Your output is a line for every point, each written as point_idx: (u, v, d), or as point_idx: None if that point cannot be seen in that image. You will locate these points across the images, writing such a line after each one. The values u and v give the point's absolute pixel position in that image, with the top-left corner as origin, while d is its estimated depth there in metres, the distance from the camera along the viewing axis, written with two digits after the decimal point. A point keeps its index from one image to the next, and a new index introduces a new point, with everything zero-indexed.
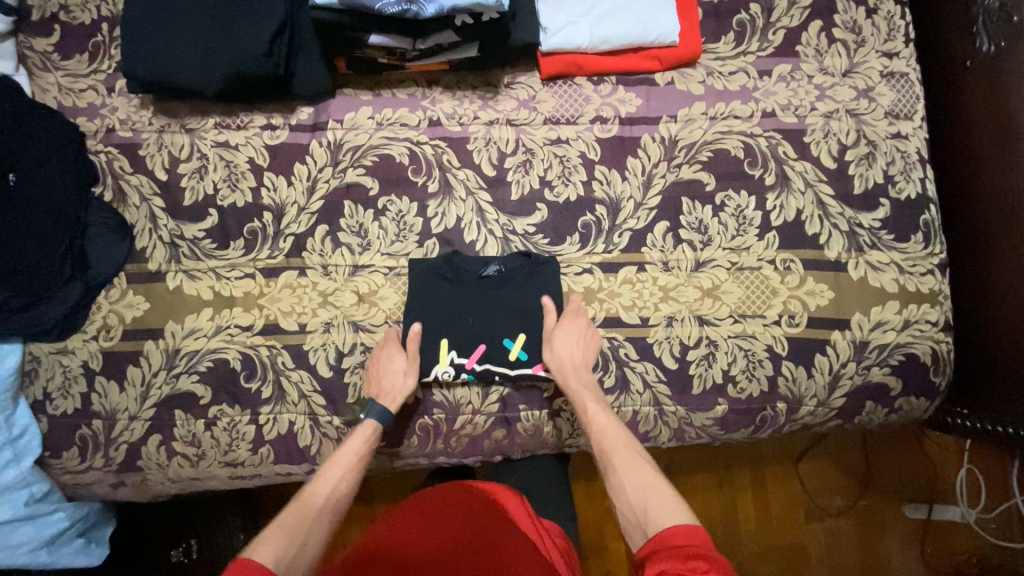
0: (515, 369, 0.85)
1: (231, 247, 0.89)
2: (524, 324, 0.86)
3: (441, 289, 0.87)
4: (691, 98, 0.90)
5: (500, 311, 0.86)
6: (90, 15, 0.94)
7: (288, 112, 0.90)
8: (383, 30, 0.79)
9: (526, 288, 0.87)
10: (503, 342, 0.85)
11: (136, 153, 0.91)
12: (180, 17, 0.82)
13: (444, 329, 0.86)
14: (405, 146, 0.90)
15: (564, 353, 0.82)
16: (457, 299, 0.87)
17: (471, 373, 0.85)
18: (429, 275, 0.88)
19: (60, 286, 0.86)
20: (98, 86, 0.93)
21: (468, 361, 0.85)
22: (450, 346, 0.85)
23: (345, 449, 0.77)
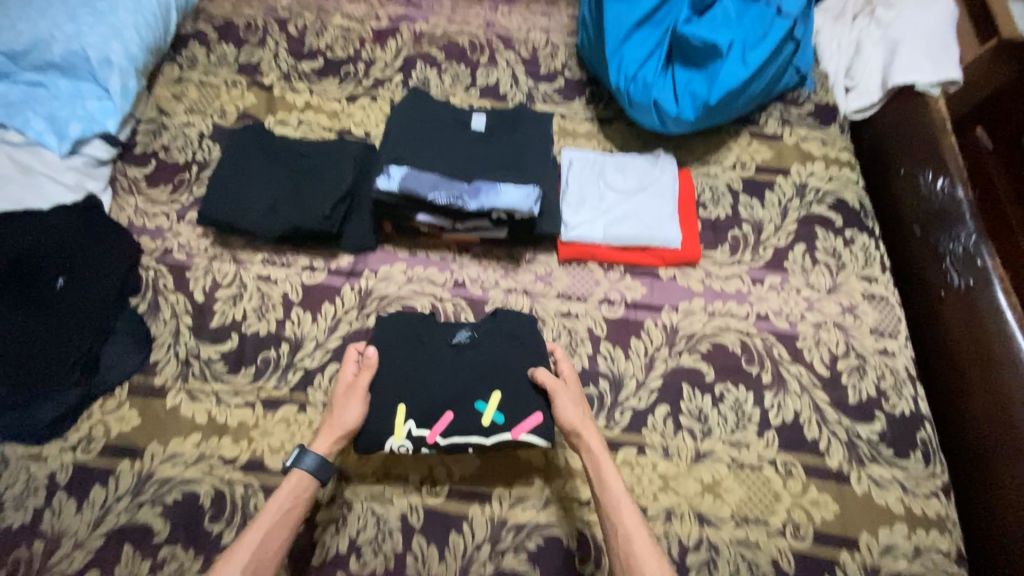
0: (490, 437, 0.80)
1: (242, 373, 0.91)
2: (500, 381, 0.83)
3: (415, 351, 0.85)
4: (691, 293, 1.00)
5: (474, 370, 0.84)
6: (186, 156, 1.09)
7: (330, 257, 1.00)
8: (431, 212, 0.93)
9: (498, 346, 0.86)
10: (475, 407, 0.81)
11: (183, 274, 0.99)
12: (262, 175, 0.98)
13: (405, 394, 0.81)
14: (429, 301, 0.98)
15: (573, 418, 0.79)
16: (421, 365, 0.84)
17: (434, 446, 0.80)
18: (405, 336, 0.87)
19: (61, 390, 0.86)
20: (170, 213, 1.04)
21: (429, 434, 0.80)
22: (409, 413, 0.80)
23: (266, 511, 0.72)
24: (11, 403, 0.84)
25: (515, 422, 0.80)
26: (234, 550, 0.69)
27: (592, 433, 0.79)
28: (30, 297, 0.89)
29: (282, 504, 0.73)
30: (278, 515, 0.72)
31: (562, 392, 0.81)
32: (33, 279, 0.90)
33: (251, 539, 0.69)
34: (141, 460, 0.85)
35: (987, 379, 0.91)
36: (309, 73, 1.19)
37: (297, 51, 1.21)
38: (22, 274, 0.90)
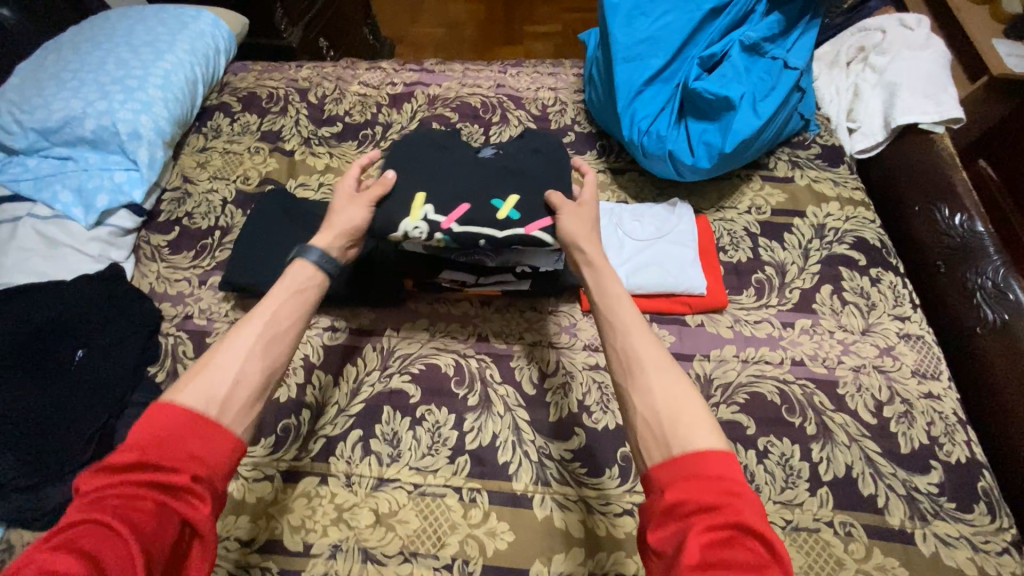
0: (503, 230, 0.80)
1: (261, 443, 0.88)
2: (518, 186, 0.83)
3: (430, 151, 0.90)
4: (721, 341, 0.98)
5: (493, 173, 0.86)
6: (208, 222, 1.10)
7: (352, 318, 1.00)
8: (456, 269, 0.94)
9: (519, 154, 0.90)
10: (492, 202, 0.82)
11: (203, 340, 0.97)
12: (285, 238, 0.99)
13: (423, 185, 0.83)
14: (452, 358, 0.96)
15: (576, 232, 0.77)
16: (441, 155, 0.89)
17: (448, 234, 0.80)
18: (417, 141, 0.92)
19: (72, 469, 0.82)
20: (192, 278, 1.04)
21: (445, 220, 0.80)
22: (428, 200, 0.82)
23: (273, 295, 0.69)
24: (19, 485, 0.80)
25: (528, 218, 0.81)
26: (224, 343, 0.64)
27: (596, 242, 0.76)
28: (48, 370, 0.88)
29: (281, 301, 0.69)
30: (278, 309, 0.68)
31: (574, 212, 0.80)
32: (53, 352, 0.89)
33: (244, 335, 0.64)
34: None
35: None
36: (329, 137, 1.24)
37: (317, 118, 1.26)
38: (41, 347, 0.89)
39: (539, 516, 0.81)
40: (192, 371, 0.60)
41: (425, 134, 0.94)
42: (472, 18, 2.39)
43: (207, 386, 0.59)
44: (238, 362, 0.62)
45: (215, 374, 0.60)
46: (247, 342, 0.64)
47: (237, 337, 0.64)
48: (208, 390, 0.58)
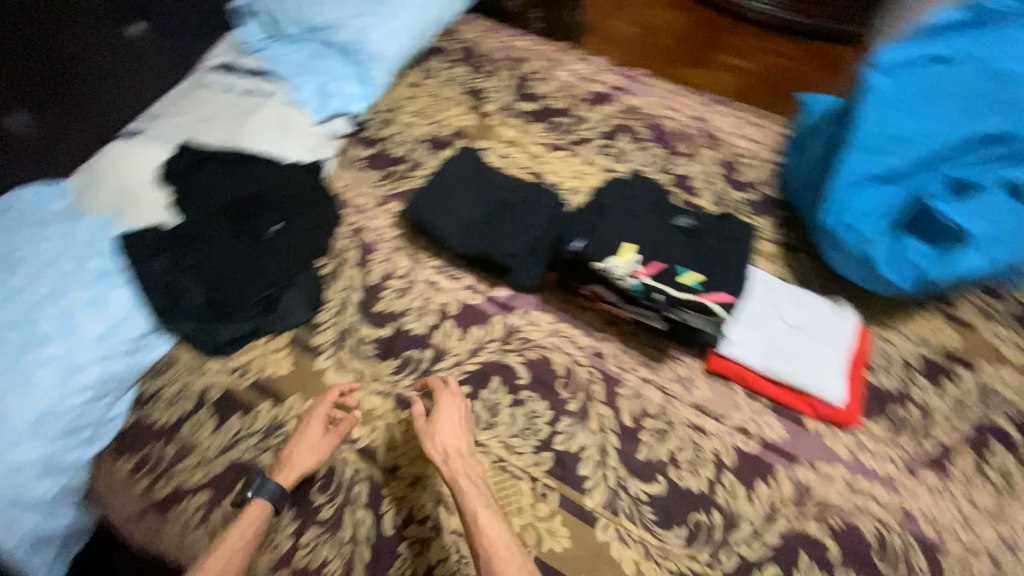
0: (680, 294, 0.89)
1: (387, 362, 0.97)
2: (706, 268, 0.91)
3: (640, 204, 0.99)
4: (835, 458, 0.93)
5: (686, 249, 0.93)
6: (401, 152, 1.22)
7: (490, 286, 1.05)
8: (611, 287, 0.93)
9: (716, 237, 0.96)
10: (678, 269, 0.90)
11: (368, 255, 1.08)
12: (465, 194, 1.06)
13: (630, 235, 0.92)
14: (566, 359, 0.98)
15: (447, 439, 0.84)
16: (647, 214, 0.97)
17: (636, 283, 0.89)
18: (635, 192, 1.01)
19: (240, 319, 0.96)
20: (374, 197, 1.16)
21: (639, 270, 0.89)
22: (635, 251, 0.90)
23: (211, 566, 0.72)
24: (203, 314, 0.94)
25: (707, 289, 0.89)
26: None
27: (463, 456, 0.82)
28: (248, 228, 1.01)
29: (231, 548, 0.75)
30: (224, 551, 0.74)
31: (439, 420, 0.86)
32: (257, 216, 1.02)
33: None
34: (279, 407, 0.92)
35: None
36: (524, 113, 1.31)
37: (519, 92, 1.35)
38: (250, 208, 1.02)
39: (598, 539, 0.85)
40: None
41: (642, 188, 1.02)
42: (666, 30, 2.34)
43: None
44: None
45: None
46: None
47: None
48: None
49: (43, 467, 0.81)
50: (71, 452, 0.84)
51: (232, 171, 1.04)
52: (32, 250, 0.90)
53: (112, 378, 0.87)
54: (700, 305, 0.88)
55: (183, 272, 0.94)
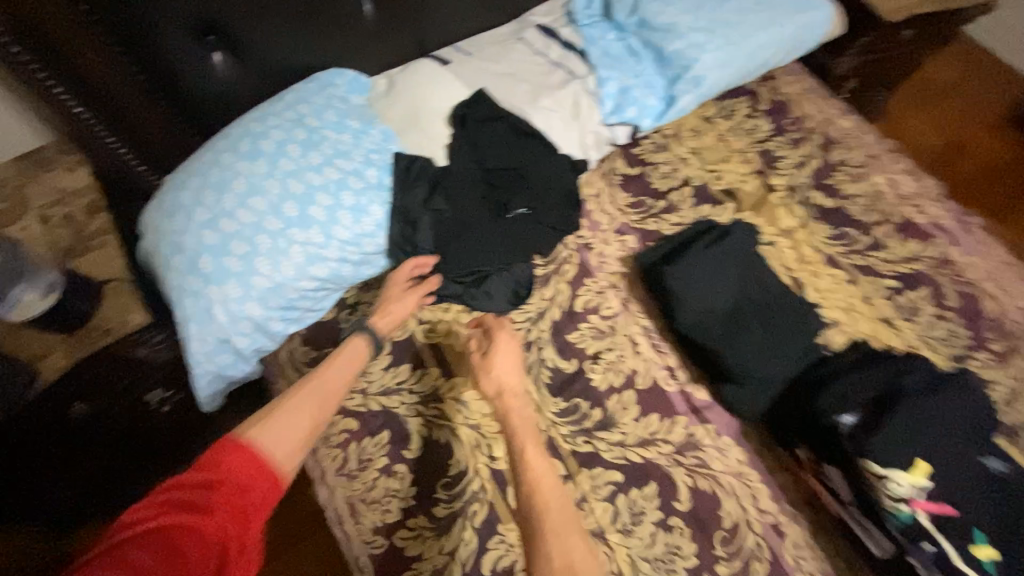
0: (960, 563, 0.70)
1: (554, 398, 0.88)
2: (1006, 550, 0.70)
3: (957, 417, 0.76)
4: None
5: (985, 506, 0.72)
6: (662, 187, 1.10)
7: (691, 380, 0.91)
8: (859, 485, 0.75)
9: None
10: (971, 530, 0.71)
11: (583, 276, 0.99)
12: (721, 273, 0.91)
13: (931, 454, 0.73)
14: (739, 515, 0.81)
15: (503, 375, 0.84)
16: (961, 435, 0.75)
17: (908, 513, 0.72)
18: (953, 394, 0.77)
19: (450, 280, 0.93)
20: (615, 220, 1.06)
21: (920, 500, 0.72)
22: (929, 476, 0.72)
23: (324, 380, 0.74)
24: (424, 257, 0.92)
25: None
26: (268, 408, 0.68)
27: (513, 396, 0.83)
28: (503, 200, 0.96)
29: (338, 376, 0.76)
30: (333, 376, 0.76)
31: (496, 359, 0.84)
32: (515, 192, 0.97)
33: (306, 397, 0.71)
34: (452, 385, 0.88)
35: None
36: (813, 206, 1.10)
37: (819, 179, 1.13)
38: (513, 180, 0.97)
39: None
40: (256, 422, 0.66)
41: (967, 394, 0.78)
42: (977, 157, 1.97)
43: (279, 442, 0.64)
44: (313, 415, 0.70)
45: (280, 436, 0.65)
46: (312, 401, 0.71)
47: (299, 400, 0.70)
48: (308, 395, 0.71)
49: (252, 327, 0.83)
50: (277, 322, 0.86)
51: (514, 140, 1.00)
52: (329, 126, 0.91)
53: (337, 278, 0.88)
54: None
55: (428, 211, 0.92)
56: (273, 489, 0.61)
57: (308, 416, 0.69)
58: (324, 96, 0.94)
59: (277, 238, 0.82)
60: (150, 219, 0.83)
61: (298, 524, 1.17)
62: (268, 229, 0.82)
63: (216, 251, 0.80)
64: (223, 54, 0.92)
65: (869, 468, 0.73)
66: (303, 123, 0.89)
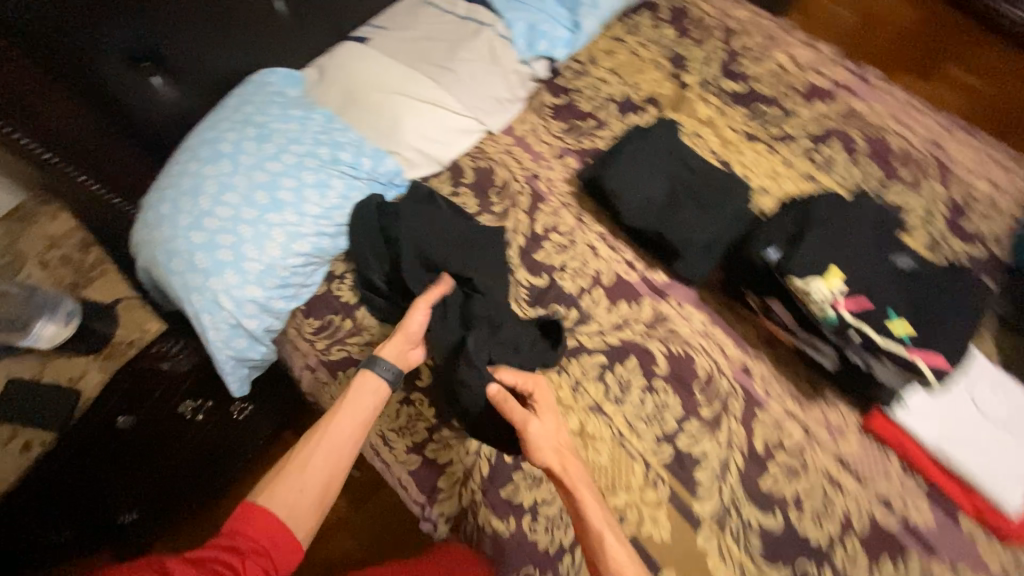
0: (882, 340, 0.84)
1: (534, 309, 1.01)
2: (918, 324, 0.86)
3: (860, 229, 0.91)
4: (985, 569, 0.81)
5: (897, 296, 0.87)
6: (590, 107, 1.19)
7: (650, 268, 1.03)
8: (793, 308, 0.88)
9: (935, 293, 0.88)
10: (886, 313, 0.86)
11: (537, 202, 1.10)
12: (652, 168, 1.02)
13: (840, 262, 0.88)
14: (710, 365, 0.95)
15: (552, 440, 0.80)
16: (864, 245, 0.90)
17: (834, 315, 0.84)
18: (854, 212, 0.93)
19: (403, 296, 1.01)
20: (554, 146, 1.15)
21: (842, 301, 0.85)
22: (841, 278, 0.87)
23: (337, 433, 0.78)
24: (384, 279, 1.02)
25: (917, 345, 0.84)
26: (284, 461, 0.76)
27: (570, 458, 0.79)
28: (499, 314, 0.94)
29: (351, 418, 0.80)
30: (346, 426, 0.79)
31: (544, 417, 0.83)
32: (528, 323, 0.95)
33: (321, 454, 0.76)
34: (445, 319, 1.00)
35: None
36: (730, 94, 1.19)
37: (729, 67, 1.22)
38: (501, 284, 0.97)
39: (697, 542, 0.83)
40: (268, 482, 0.74)
41: (865, 212, 0.94)
42: (894, 22, 2.07)
43: (284, 501, 0.72)
44: (311, 464, 0.75)
45: (286, 491, 0.72)
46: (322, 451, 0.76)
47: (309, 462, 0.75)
48: (316, 459, 0.75)
49: (257, 309, 0.95)
50: (277, 301, 0.97)
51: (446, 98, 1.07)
52: (275, 118, 1.00)
53: (318, 251, 0.99)
54: (908, 358, 0.83)
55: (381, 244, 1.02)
56: (278, 558, 0.69)
57: (310, 466, 0.75)
58: (264, 94, 1.02)
59: (256, 225, 0.93)
60: (138, 236, 0.93)
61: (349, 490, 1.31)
62: (247, 218, 0.93)
63: (206, 249, 0.90)
64: (159, 77, 1.00)
65: (789, 282, 0.86)
66: (250, 121, 0.98)
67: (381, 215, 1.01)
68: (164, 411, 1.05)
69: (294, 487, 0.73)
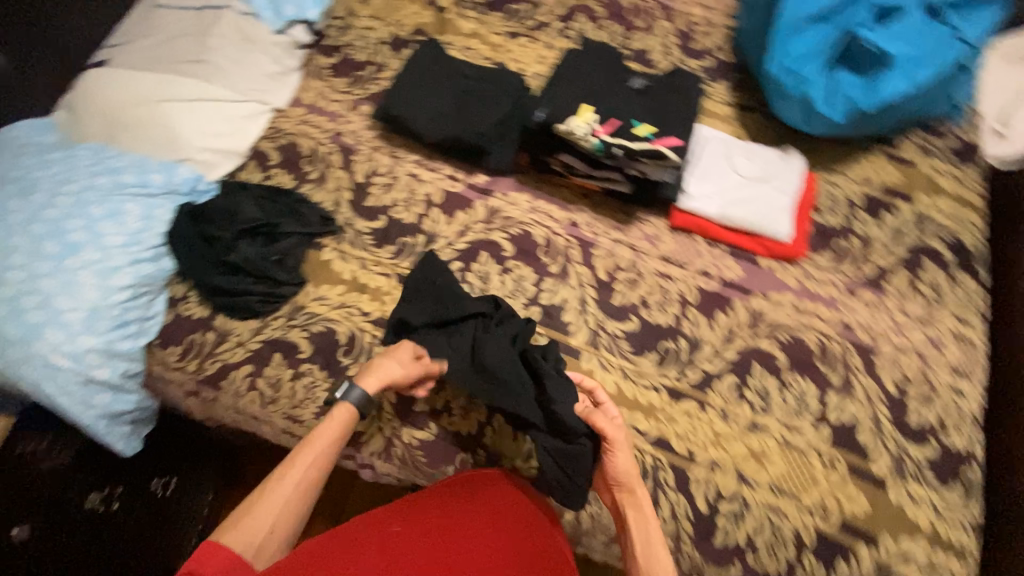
0: (635, 144, 1.00)
1: (383, 248, 1.07)
2: (661, 124, 1.05)
3: (596, 71, 1.11)
4: (785, 287, 1.05)
5: (645, 111, 1.06)
6: (366, 57, 1.25)
7: (469, 173, 1.13)
8: (574, 153, 1.03)
9: (667, 96, 1.09)
10: (632, 123, 1.03)
11: (349, 156, 1.15)
12: (431, 86, 1.11)
13: (587, 100, 1.07)
14: (545, 232, 1.10)
15: (625, 468, 0.85)
16: (604, 82, 1.08)
17: (598, 142, 1.00)
18: (588, 59, 1.11)
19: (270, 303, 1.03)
20: (346, 102, 1.20)
21: (600, 130, 1.02)
22: (592, 111, 1.04)
23: (304, 460, 0.79)
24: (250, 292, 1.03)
25: (659, 136, 1.02)
26: (249, 500, 0.75)
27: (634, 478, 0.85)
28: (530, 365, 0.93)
29: (322, 446, 0.81)
30: (315, 453, 0.80)
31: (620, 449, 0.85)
32: (515, 324, 0.96)
33: (286, 479, 0.77)
34: (305, 292, 1.04)
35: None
36: (482, 5, 1.30)
37: None
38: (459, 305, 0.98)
39: (583, 367, 0.99)
40: (233, 519, 0.73)
41: (597, 57, 1.12)
42: None
43: (245, 536, 0.72)
44: (281, 500, 0.75)
45: (250, 529, 0.72)
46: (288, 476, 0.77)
47: (274, 495, 0.75)
48: (283, 493, 0.76)
49: (102, 357, 0.94)
50: (121, 342, 0.96)
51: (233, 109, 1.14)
52: (38, 170, 0.99)
53: (144, 278, 0.98)
54: (656, 150, 1.00)
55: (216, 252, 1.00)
56: None
57: (281, 502, 0.75)
58: (17, 153, 1.02)
59: (60, 275, 0.93)
60: None
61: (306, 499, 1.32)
62: (47, 272, 0.92)
63: (16, 315, 0.90)
64: None
65: (557, 130, 1.00)
66: (11, 182, 0.98)
67: (193, 224, 1.02)
68: (75, 484, 1.05)
69: (266, 524, 0.73)
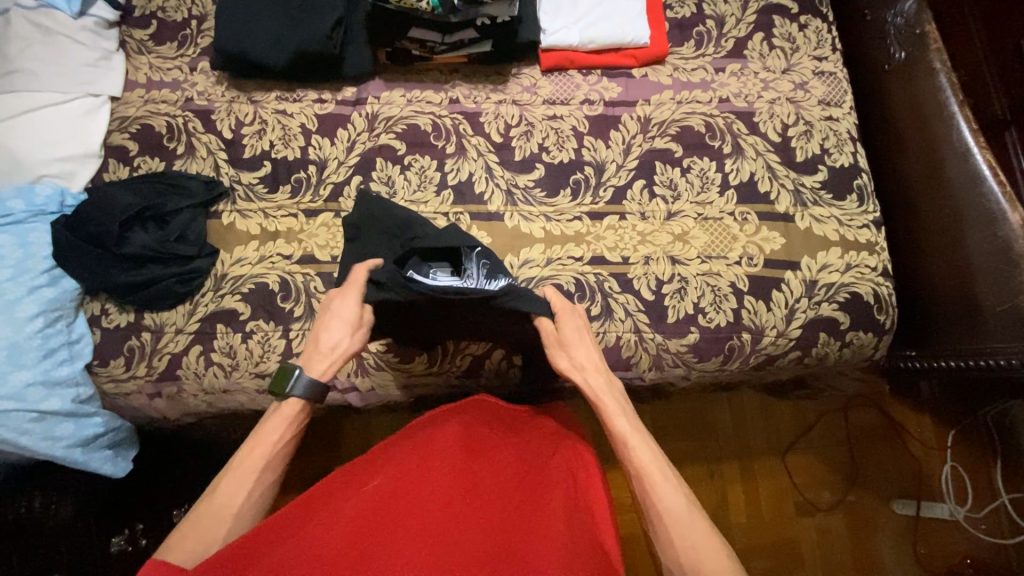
0: None
1: (280, 191, 1.07)
2: None
3: None
4: (661, 87, 1.11)
5: None
6: (182, 14, 1.16)
7: (336, 91, 1.11)
8: (420, 25, 1.03)
9: None
10: None
11: (208, 117, 1.10)
12: (257, 13, 1.06)
13: None
14: (429, 118, 1.09)
15: (578, 360, 0.87)
16: None
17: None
18: None
19: (213, 266, 1.02)
20: (183, 67, 1.13)
21: None
22: None
23: (252, 453, 0.75)
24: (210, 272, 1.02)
25: None
26: (204, 502, 0.70)
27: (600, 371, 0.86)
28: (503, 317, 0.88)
29: (271, 442, 0.76)
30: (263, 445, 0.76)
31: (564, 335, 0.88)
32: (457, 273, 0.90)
33: (236, 478, 0.72)
34: (222, 260, 1.03)
35: (926, 143, 1.04)
36: None
37: None
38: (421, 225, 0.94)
39: (509, 225, 1.05)
40: (180, 533, 0.67)
41: None
42: None
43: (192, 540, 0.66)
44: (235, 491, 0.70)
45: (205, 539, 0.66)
46: (236, 482, 0.72)
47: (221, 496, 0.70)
48: (234, 497, 0.70)
49: (45, 389, 0.91)
50: (58, 370, 0.93)
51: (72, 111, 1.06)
52: None
53: (51, 302, 0.95)
54: None
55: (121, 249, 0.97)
56: None
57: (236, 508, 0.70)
58: None
59: None
60: None
61: (322, 466, 1.36)
62: None
63: None
64: None
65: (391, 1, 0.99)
66: None
67: (73, 233, 0.97)
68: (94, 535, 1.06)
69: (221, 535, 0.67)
